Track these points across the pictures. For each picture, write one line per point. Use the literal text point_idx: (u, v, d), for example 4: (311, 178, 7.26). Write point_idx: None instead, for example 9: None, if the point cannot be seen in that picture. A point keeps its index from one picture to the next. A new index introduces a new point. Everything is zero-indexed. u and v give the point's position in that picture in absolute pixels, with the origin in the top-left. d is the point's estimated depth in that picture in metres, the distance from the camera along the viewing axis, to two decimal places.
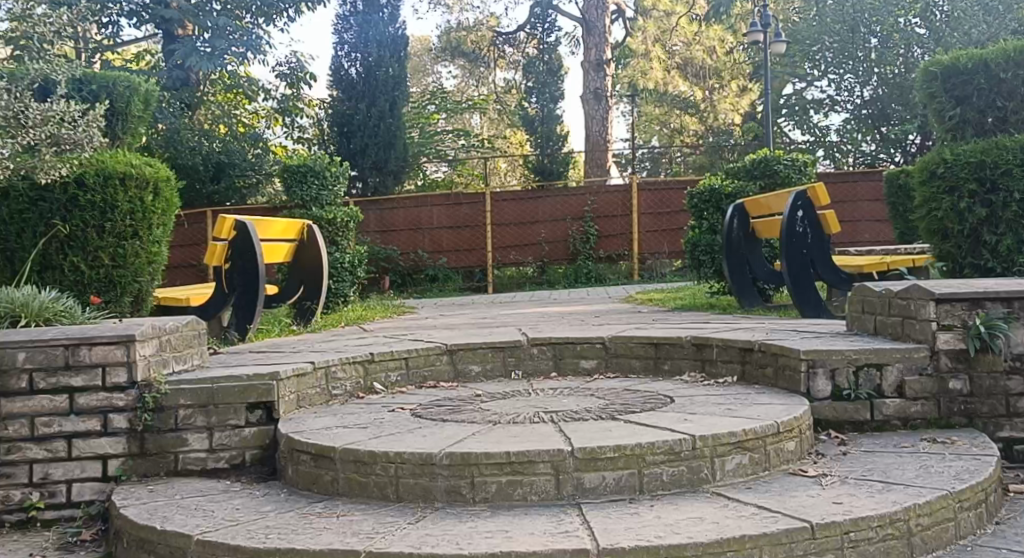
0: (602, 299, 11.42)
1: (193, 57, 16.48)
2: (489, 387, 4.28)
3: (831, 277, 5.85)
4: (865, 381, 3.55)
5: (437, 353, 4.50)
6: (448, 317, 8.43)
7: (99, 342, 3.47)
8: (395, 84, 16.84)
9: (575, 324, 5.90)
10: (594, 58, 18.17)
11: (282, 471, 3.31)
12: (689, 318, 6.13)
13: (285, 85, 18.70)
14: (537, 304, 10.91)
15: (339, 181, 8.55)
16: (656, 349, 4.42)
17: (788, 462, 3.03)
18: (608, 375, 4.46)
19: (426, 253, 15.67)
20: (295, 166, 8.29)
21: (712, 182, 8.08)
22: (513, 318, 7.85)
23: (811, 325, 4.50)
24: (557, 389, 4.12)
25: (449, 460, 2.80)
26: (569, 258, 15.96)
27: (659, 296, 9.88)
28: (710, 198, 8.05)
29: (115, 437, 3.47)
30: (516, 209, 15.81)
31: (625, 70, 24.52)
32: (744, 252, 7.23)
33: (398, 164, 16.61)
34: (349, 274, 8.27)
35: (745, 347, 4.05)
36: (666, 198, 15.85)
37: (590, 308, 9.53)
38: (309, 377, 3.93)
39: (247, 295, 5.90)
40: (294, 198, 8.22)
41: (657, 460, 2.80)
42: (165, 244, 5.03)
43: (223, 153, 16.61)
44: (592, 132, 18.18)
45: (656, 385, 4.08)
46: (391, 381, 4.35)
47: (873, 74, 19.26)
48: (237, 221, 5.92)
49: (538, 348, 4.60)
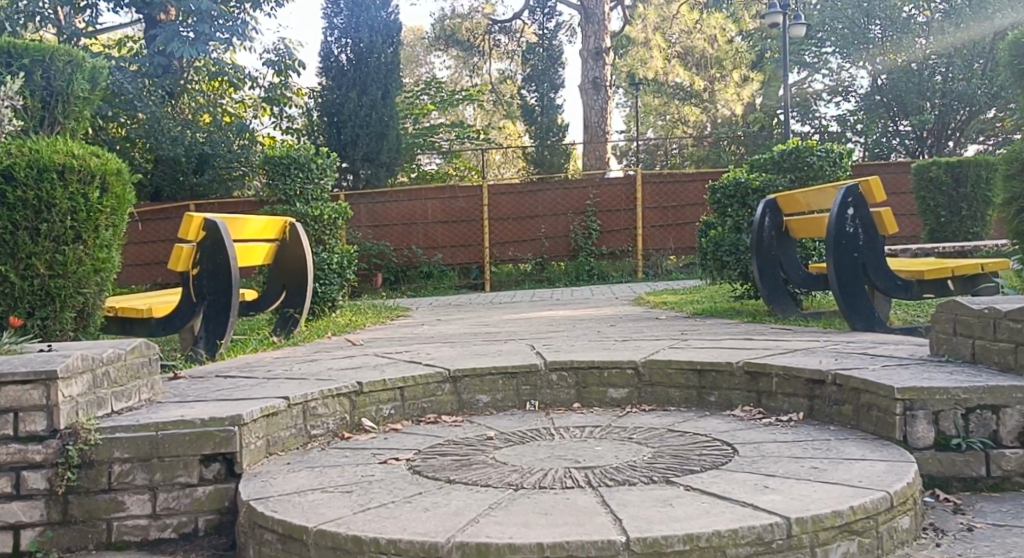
0: (609, 299, 10.73)
1: (175, 42, 15.70)
2: (504, 425, 3.56)
3: (885, 283, 5.15)
4: (978, 426, 2.85)
5: (439, 381, 3.78)
6: (449, 323, 7.72)
7: (9, 381, 2.73)
8: (388, 71, 16.03)
9: (592, 337, 5.20)
10: (592, 47, 17.41)
11: (242, 548, 2.59)
12: (719, 330, 5.43)
13: (272, 73, 17.88)
14: (541, 306, 10.21)
15: (327, 174, 7.79)
16: (699, 377, 3.71)
17: (903, 545, 2.32)
18: (642, 408, 3.75)
19: (419, 249, 14.99)
20: (277, 158, 7.56)
21: (736, 175, 7.36)
22: (518, 325, 7.14)
23: (884, 348, 3.79)
24: (587, 429, 3.40)
25: (461, 553, 2.07)
26: (569, 255, 15.26)
27: (673, 298, 9.19)
28: (734, 193, 7.30)
29: (30, 501, 2.76)
30: (513, 202, 15.09)
31: (623, 60, 23.84)
32: (776, 253, 6.50)
33: (391, 156, 15.93)
34: (337, 276, 7.50)
35: (814, 378, 3.33)
36: (673, 191, 15.14)
37: (598, 311, 8.84)
38: (281, 418, 3.19)
39: (218, 305, 5.17)
40: (277, 193, 7.46)
41: (743, 554, 2.07)
42: (117, 249, 4.29)
43: (206, 144, 15.92)
44: (591, 123, 17.43)
45: (704, 424, 3.37)
46: (383, 416, 3.63)
47: (881, 62, 18.46)
48: (209, 220, 5.17)
49: (558, 373, 3.88)
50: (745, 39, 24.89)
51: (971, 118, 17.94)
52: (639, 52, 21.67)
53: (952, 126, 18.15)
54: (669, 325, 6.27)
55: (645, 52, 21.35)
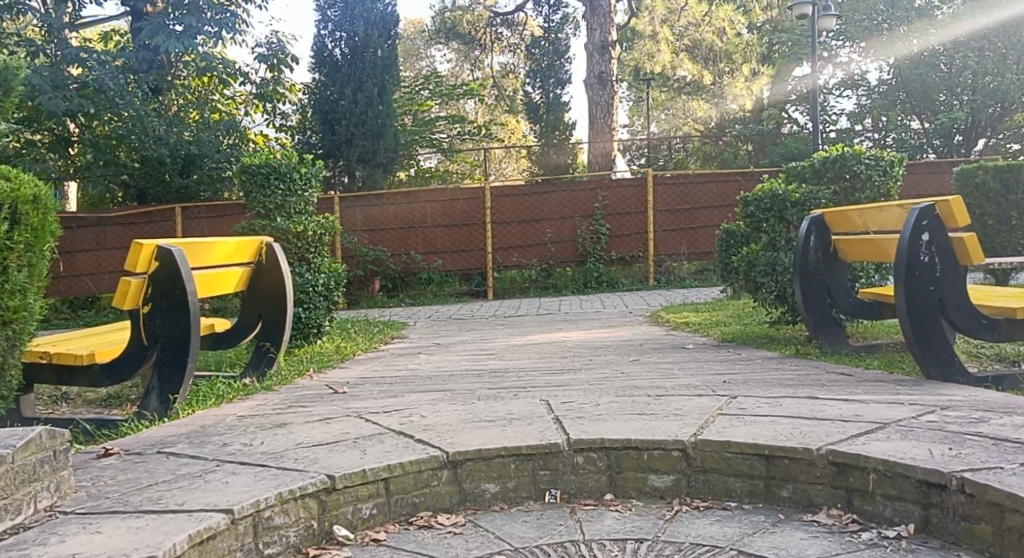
0: (621, 314, 9.93)
1: (161, 36, 14.78)
2: (519, 533, 2.79)
3: (966, 323, 4.33)
4: None
5: (435, 468, 2.98)
6: (450, 349, 6.94)
7: None
8: (384, 67, 15.17)
9: (615, 385, 4.41)
10: (598, 40, 16.52)
11: None
12: (763, 374, 4.64)
13: (265, 68, 16.92)
14: (548, 323, 9.43)
15: (312, 184, 6.95)
16: (767, 465, 2.90)
17: None
18: (694, 505, 2.94)
19: (418, 255, 14.21)
20: (254, 166, 6.66)
21: (772, 186, 6.52)
22: (527, 355, 6.36)
23: (1000, 427, 3.01)
24: (630, 546, 2.61)
25: None
26: (577, 260, 14.42)
27: (695, 316, 8.39)
28: (771, 206, 6.46)
29: None
30: (517, 205, 14.20)
31: (629, 54, 22.99)
32: (824, 276, 5.68)
33: (387, 156, 15.16)
34: (323, 298, 6.72)
35: (929, 481, 2.55)
36: (686, 192, 14.30)
37: (616, 331, 8.05)
38: (220, 541, 2.47)
39: (174, 350, 4.37)
40: (254, 207, 6.62)
41: None
42: (34, 292, 3.53)
43: (193, 143, 15.12)
44: (597, 119, 16.60)
45: (779, 541, 2.59)
46: (362, 518, 2.84)
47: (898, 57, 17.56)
48: (163, 251, 4.36)
49: (584, 455, 3.08)
50: (755, 32, 23.96)
51: (1001, 115, 16.94)
52: (646, 46, 21.00)
53: (983, 123, 17.07)
54: (700, 361, 5.48)
55: (653, 46, 20.51)
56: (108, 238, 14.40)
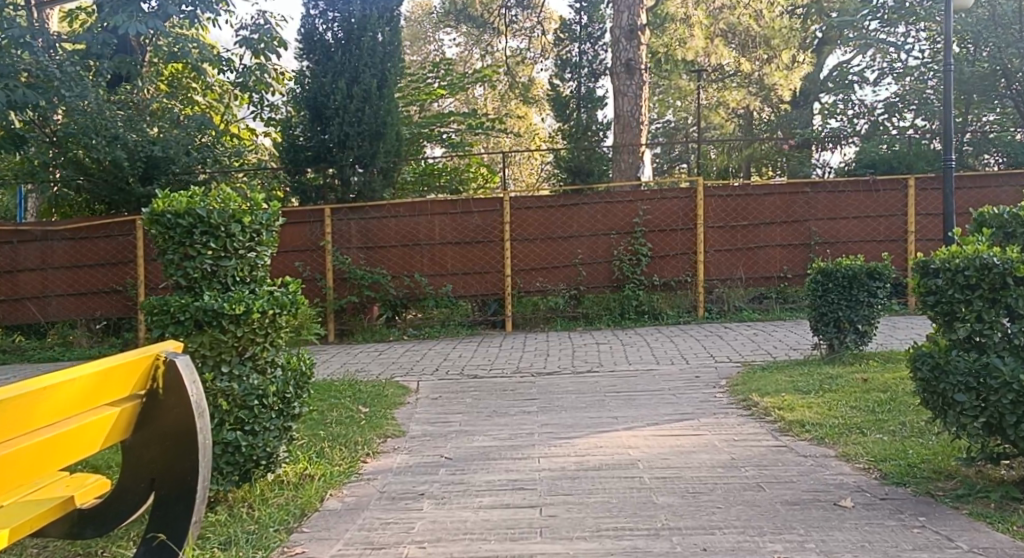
0: (687, 383, 7.51)
1: (120, 15, 12.10)
2: None
3: None
4: None
5: None
6: (468, 488, 4.59)
7: None
8: (384, 54, 12.81)
9: None
10: (626, 23, 14.06)
11: None
12: None
13: (248, 54, 14.44)
14: (594, 400, 6.99)
15: (263, 240, 4.53)
16: None
17: None
18: None
19: (424, 277, 11.87)
20: (170, 215, 4.29)
21: (978, 250, 4.16)
22: (591, 519, 3.99)
23: None
24: None
25: None
26: (612, 286, 12.04)
27: (810, 411, 5.92)
28: (975, 280, 4.11)
29: None
30: (542, 219, 11.87)
31: (656, 41, 20.45)
32: None
33: (388, 160, 12.80)
34: (277, 414, 4.43)
35: None
36: (742, 206, 11.94)
37: (700, 434, 5.66)
38: None
39: None
40: (172, 275, 4.30)
41: None
42: None
43: (157, 144, 12.61)
44: (623, 110, 14.17)
45: None
46: None
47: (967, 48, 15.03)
48: None
49: None
50: (795, 15, 21.37)
51: None
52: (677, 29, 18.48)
53: None
54: None
55: (685, 30, 17.95)
56: (54, 256, 12.16)
